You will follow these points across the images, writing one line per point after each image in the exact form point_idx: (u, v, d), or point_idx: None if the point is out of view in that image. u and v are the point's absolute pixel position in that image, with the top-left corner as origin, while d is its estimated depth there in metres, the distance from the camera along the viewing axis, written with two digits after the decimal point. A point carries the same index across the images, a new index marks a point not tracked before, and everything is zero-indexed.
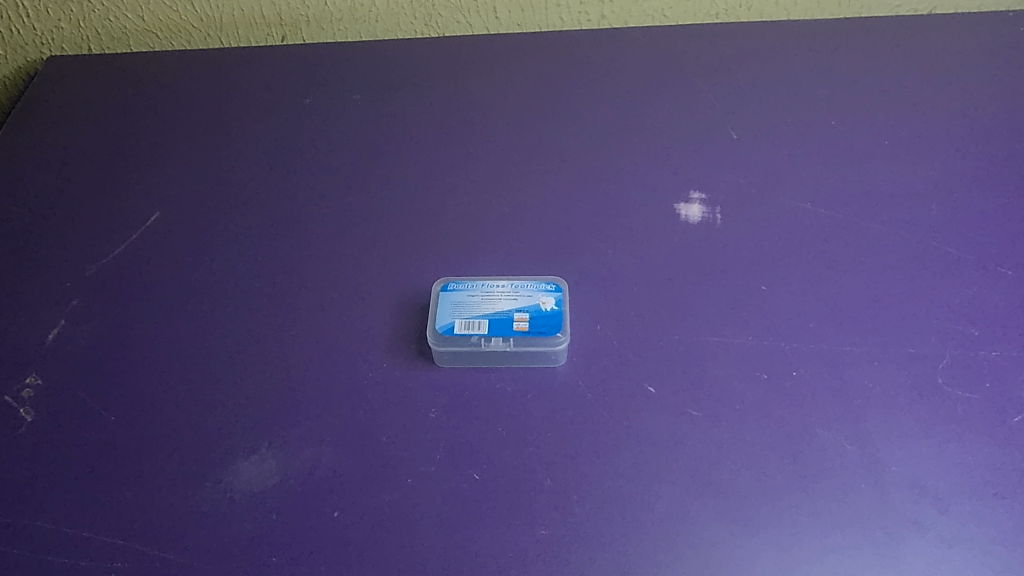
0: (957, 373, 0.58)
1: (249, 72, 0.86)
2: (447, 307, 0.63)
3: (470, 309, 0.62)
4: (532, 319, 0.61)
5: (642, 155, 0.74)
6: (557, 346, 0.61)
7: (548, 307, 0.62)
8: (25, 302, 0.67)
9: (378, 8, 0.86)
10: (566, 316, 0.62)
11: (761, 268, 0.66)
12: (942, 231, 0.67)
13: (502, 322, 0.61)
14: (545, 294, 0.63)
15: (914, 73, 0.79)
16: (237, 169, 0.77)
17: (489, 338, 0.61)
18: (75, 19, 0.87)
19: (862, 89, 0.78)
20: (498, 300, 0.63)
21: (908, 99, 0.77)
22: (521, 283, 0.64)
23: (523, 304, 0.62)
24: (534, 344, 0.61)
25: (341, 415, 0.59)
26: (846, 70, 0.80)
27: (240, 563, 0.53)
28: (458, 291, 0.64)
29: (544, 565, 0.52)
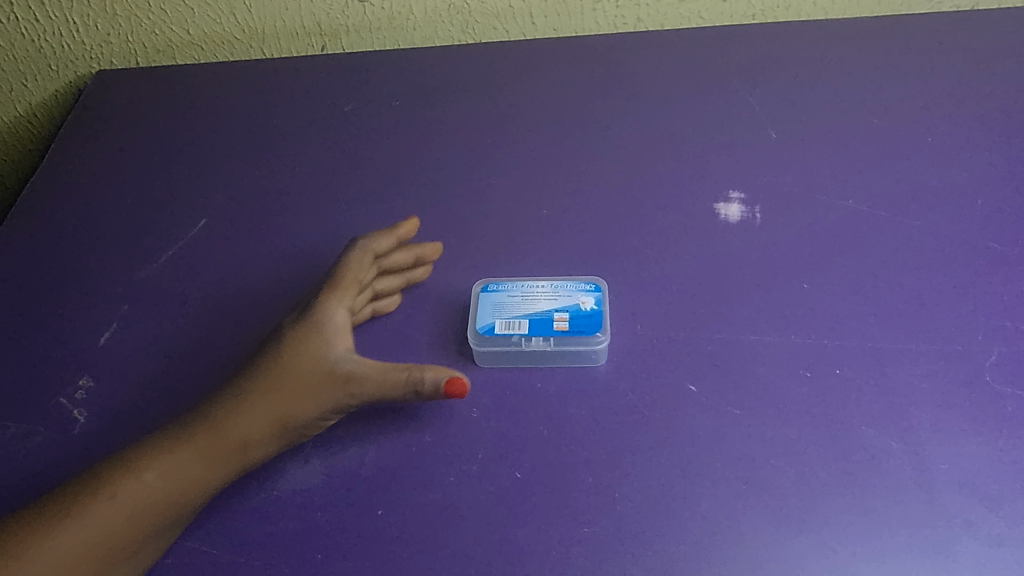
0: (1005, 370, 0.57)
1: (291, 82, 0.87)
2: (484, 308, 0.64)
3: (510, 309, 0.63)
4: (571, 318, 0.62)
5: (680, 157, 0.74)
6: (596, 344, 0.61)
7: (586, 306, 0.63)
8: (77, 309, 0.69)
9: (416, 16, 0.87)
10: (605, 316, 0.62)
11: (804, 266, 0.65)
12: (990, 227, 0.65)
13: (542, 322, 0.62)
14: (584, 294, 0.64)
15: (955, 69, 0.78)
16: (281, 177, 0.78)
17: (530, 338, 0.62)
18: (123, 32, 0.89)
19: (903, 88, 0.77)
20: (538, 301, 0.64)
21: (949, 95, 0.76)
22: (561, 284, 0.65)
23: (563, 304, 0.63)
24: (573, 343, 0.61)
25: (384, 418, 0.61)
26: (888, 68, 0.79)
27: (286, 560, 0.54)
28: (497, 291, 0.65)
29: (584, 564, 0.52)
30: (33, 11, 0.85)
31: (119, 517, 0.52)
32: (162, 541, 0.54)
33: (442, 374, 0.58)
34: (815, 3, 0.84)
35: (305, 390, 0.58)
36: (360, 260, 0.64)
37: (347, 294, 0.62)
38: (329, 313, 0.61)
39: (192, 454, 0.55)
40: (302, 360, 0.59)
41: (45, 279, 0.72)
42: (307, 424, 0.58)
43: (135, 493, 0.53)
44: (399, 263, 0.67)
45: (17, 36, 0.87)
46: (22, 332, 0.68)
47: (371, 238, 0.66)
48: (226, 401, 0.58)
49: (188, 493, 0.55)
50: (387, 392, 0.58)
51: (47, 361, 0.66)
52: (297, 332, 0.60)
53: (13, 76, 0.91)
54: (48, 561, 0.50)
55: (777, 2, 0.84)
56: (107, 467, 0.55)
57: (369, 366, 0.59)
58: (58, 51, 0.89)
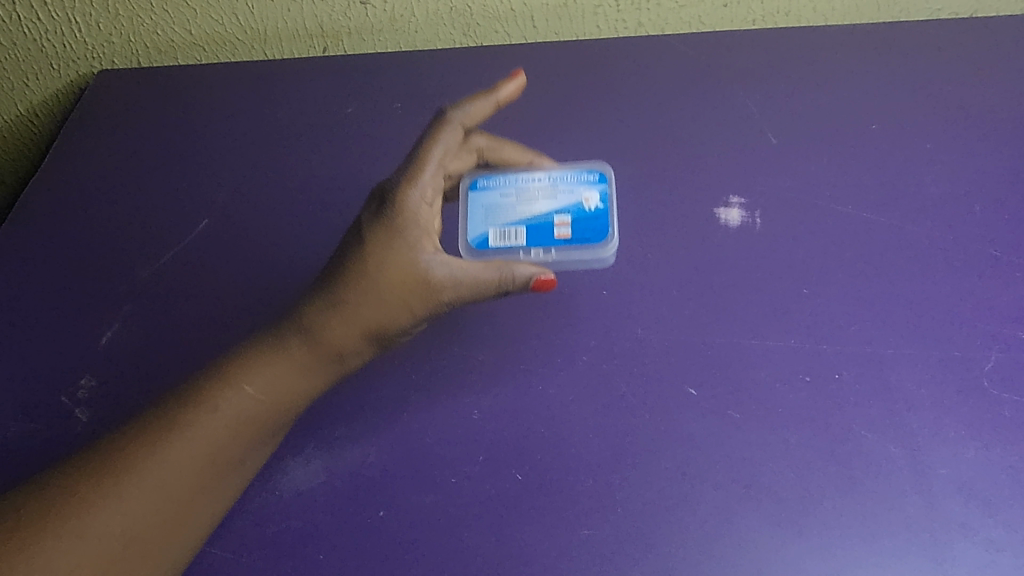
0: (1001, 375, 0.59)
1: (291, 82, 0.86)
2: (481, 212, 0.69)
3: (509, 216, 0.68)
4: (575, 221, 0.68)
5: (681, 161, 0.74)
6: (604, 251, 0.67)
7: (590, 205, 0.68)
8: (85, 314, 0.71)
9: (418, 19, 0.86)
10: (610, 215, 0.68)
11: (804, 271, 0.65)
12: (990, 232, 0.66)
13: (545, 228, 0.67)
14: (586, 189, 0.69)
15: (961, 66, 0.77)
16: (282, 177, 0.78)
17: (533, 247, 0.68)
18: (124, 32, 0.87)
19: (907, 88, 0.76)
20: (538, 202, 0.69)
21: (954, 96, 0.75)
22: (561, 178, 0.70)
23: (565, 205, 0.68)
24: (578, 250, 0.67)
25: (387, 421, 0.62)
26: (893, 66, 0.78)
27: (299, 563, 0.56)
28: (494, 192, 0.69)
29: (591, 566, 0.54)
30: (35, 9, 0.84)
31: (224, 425, 0.55)
32: (265, 444, 0.57)
33: (537, 270, 0.60)
34: (814, 10, 0.82)
35: (397, 300, 0.58)
36: (445, 133, 0.64)
37: (430, 172, 0.62)
38: (414, 200, 0.61)
39: (287, 365, 0.57)
40: (388, 266, 0.58)
41: (54, 288, 0.73)
42: (396, 330, 0.59)
43: (229, 408, 0.55)
44: (515, 159, 0.71)
45: (18, 35, 0.86)
46: (31, 337, 0.70)
47: (468, 102, 0.66)
48: (313, 306, 0.59)
49: (282, 402, 0.57)
50: (479, 292, 0.60)
51: (52, 363, 0.68)
52: (382, 230, 0.59)
53: (15, 75, 0.90)
54: (159, 473, 0.52)
55: (777, 7, 0.82)
56: (201, 382, 0.56)
57: (459, 267, 0.59)
58: (59, 51, 0.88)
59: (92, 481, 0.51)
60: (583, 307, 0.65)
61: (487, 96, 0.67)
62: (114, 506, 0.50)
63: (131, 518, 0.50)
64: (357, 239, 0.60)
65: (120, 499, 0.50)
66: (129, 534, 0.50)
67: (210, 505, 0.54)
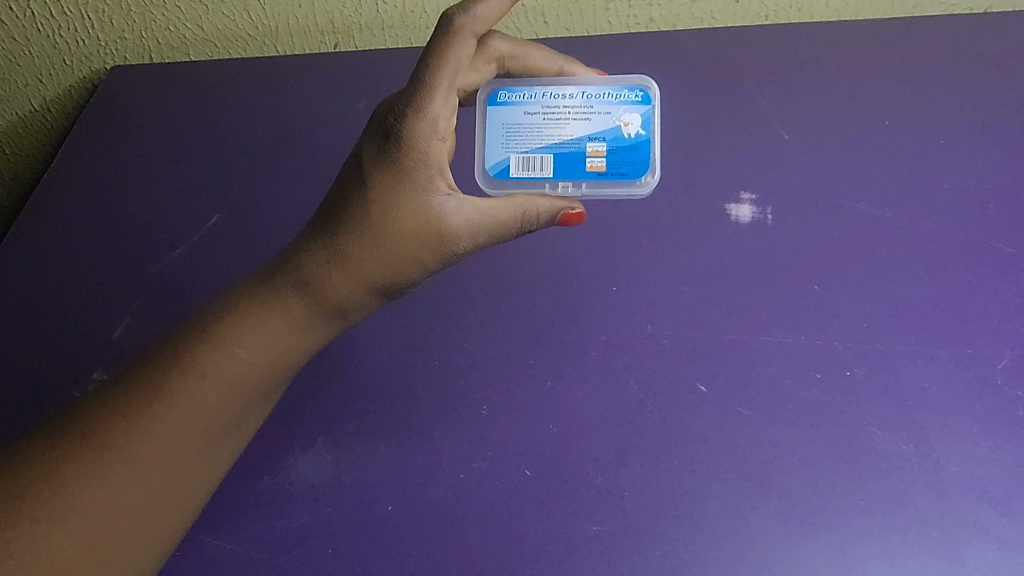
0: (1016, 374, 0.59)
1: (296, 79, 0.82)
2: (504, 134, 0.60)
3: (534, 142, 0.60)
4: (611, 149, 0.59)
5: (694, 146, 0.71)
6: (639, 188, 0.59)
7: (630, 131, 0.59)
8: (99, 310, 0.72)
9: (428, 15, 0.78)
10: (651, 144, 0.59)
11: (817, 267, 0.64)
12: (1010, 227, 0.64)
13: (575, 158, 0.59)
14: (625, 110, 0.59)
15: (999, 38, 0.71)
16: (289, 172, 0.78)
17: (558, 182, 0.60)
18: (137, 29, 0.84)
19: (938, 64, 0.71)
20: (568, 123, 0.60)
21: (986, 74, 0.70)
22: (597, 94, 0.60)
23: (600, 131, 0.59)
24: (611, 186, 0.60)
25: (396, 417, 0.62)
26: (925, 43, 0.72)
27: (315, 558, 0.58)
28: (517, 109, 0.60)
29: (607, 564, 0.56)
30: (48, 7, 0.80)
31: (217, 391, 0.50)
32: (260, 407, 0.53)
33: (568, 203, 0.56)
34: (828, 5, 0.73)
35: (407, 251, 0.53)
36: (456, 47, 0.52)
37: (439, 97, 0.52)
38: (421, 131, 0.51)
39: (283, 325, 0.53)
40: (396, 216, 0.52)
41: (68, 286, 0.74)
42: (404, 281, 0.54)
43: (221, 373, 0.50)
44: (541, 67, 0.62)
45: (32, 32, 0.83)
46: (46, 334, 0.71)
47: (480, 2, 0.53)
48: (311, 258, 0.53)
49: (277, 363, 0.53)
50: (499, 235, 0.55)
51: (65, 357, 0.70)
52: (387, 172, 0.52)
53: (28, 71, 0.87)
54: (147, 447, 0.48)
55: (791, 2, 0.73)
56: (186, 343, 0.51)
57: (476, 209, 0.54)
58: (72, 47, 0.85)
59: (69, 459, 0.46)
60: (592, 304, 0.65)
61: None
62: (96, 483, 0.46)
63: (120, 495, 0.46)
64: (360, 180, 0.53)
65: (105, 478, 0.46)
66: (118, 514, 0.46)
67: (203, 476, 0.50)
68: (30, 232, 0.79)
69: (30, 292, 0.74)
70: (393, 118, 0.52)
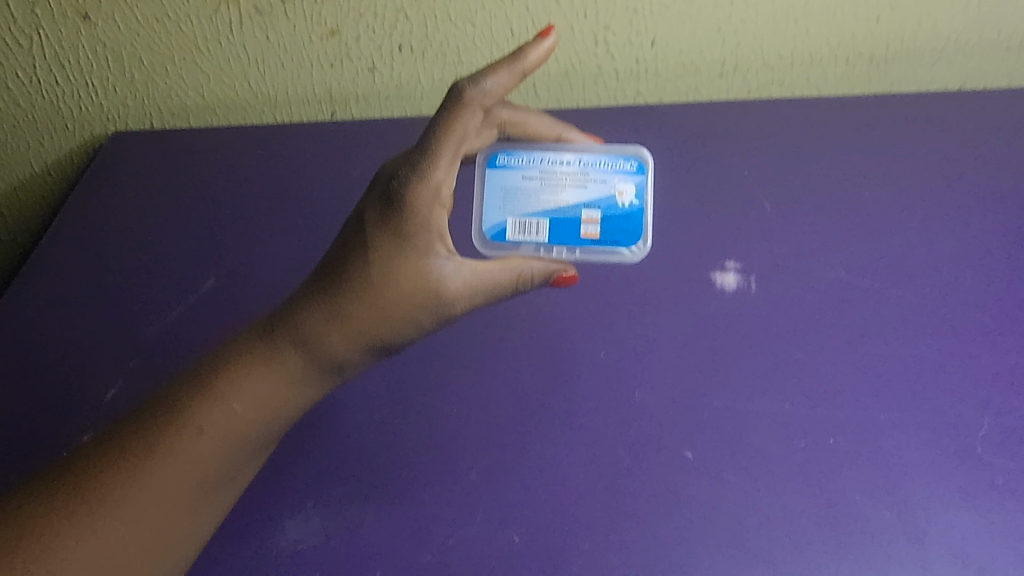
0: (997, 442, 0.60)
1: (292, 145, 0.83)
2: (502, 197, 0.62)
3: (531, 207, 0.62)
4: (606, 217, 0.61)
5: (680, 216, 0.73)
6: (628, 257, 0.62)
7: (624, 200, 0.61)
8: (95, 372, 0.73)
9: (424, 85, 0.80)
10: (644, 215, 0.61)
11: (801, 335, 0.66)
12: (988, 297, 0.66)
13: (571, 224, 0.61)
14: (620, 179, 0.61)
15: (974, 113, 0.74)
16: (284, 236, 0.79)
17: (553, 246, 0.62)
18: (139, 95, 0.86)
19: (916, 140, 0.73)
20: (565, 190, 0.61)
21: (962, 149, 0.72)
22: (594, 162, 0.62)
23: (596, 199, 0.61)
24: (602, 252, 0.62)
25: (387, 481, 0.63)
26: (903, 117, 0.74)
27: None
28: (516, 173, 0.62)
29: None
30: (53, 73, 0.83)
31: (213, 447, 0.50)
32: (255, 460, 0.54)
33: (559, 266, 0.58)
34: (808, 79, 0.76)
35: (407, 311, 0.54)
36: (461, 118, 0.53)
37: (443, 167, 0.53)
38: (424, 198, 0.53)
39: (280, 381, 0.53)
40: (397, 277, 0.53)
41: (64, 348, 0.75)
42: (402, 340, 0.55)
43: (218, 429, 0.51)
44: (542, 132, 0.62)
45: (37, 98, 0.86)
46: (41, 396, 0.72)
47: (490, 75, 0.53)
48: (310, 315, 0.53)
49: (274, 418, 0.53)
50: (495, 296, 0.57)
51: (57, 419, 0.71)
52: (389, 236, 0.53)
53: (30, 134, 0.89)
54: (141, 502, 0.48)
55: (771, 78, 0.76)
56: (184, 397, 0.51)
57: (474, 272, 0.55)
58: (74, 112, 0.87)
59: (64, 512, 0.46)
60: (580, 369, 0.66)
61: (512, 68, 0.54)
62: (90, 537, 0.46)
63: (113, 551, 0.47)
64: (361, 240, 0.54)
65: (98, 532, 0.46)
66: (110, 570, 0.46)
67: (196, 529, 0.51)
68: (27, 294, 0.80)
69: (27, 354, 0.75)
70: (396, 183, 0.53)
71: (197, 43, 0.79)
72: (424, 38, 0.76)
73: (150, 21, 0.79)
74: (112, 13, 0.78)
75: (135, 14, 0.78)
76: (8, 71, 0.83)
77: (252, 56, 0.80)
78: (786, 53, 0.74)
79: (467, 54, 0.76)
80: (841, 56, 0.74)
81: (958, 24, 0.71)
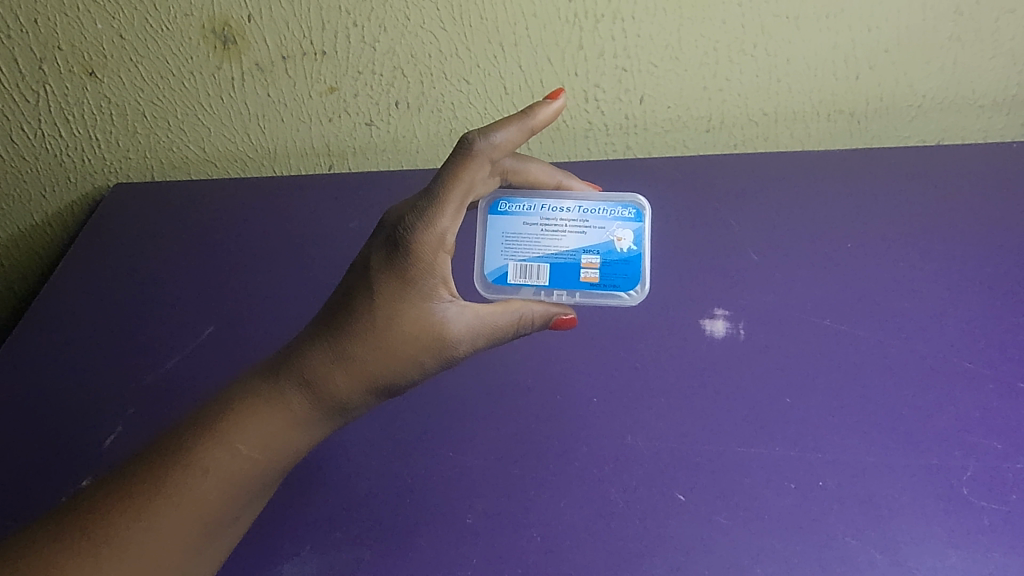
0: (981, 484, 0.61)
1: (292, 199, 0.86)
2: (503, 242, 0.64)
3: (531, 252, 0.63)
4: (604, 263, 0.63)
5: (670, 265, 0.75)
6: (626, 300, 0.64)
7: (623, 246, 0.63)
8: (94, 419, 0.74)
9: (419, 140, 0.82)
10: (641, 261, 0.63)
11: (789, 381, 0.67)
12: (970, 343, 0.68)
13: (570, 269, 0.63)
14: (619, 226, 0.63)
15: (951, 168, 0.76)
16: (283, 285, 0.81)
17: (552, 290, 0.63)
18: (141, 150, 0.87)
19: (895, 195, 0.76)
20: (565, 236, 0.63)
21: (939, 204, 0.75)
22: (593, 209, 0.64)
23: (595, 245, 0.63)
24: (601, 295, 0.64)
25: (383, 525, 0.64)
26: (882, 175, 0.77)
27: None
28: (516, 218, 0.64)
29: None
30: (57, 127, 0.84)
31: (216, 486, 0.52)
32: (257, 499, 0.55)
33: (558, 311, 0.61)
34: (792, 135, 0.79)
35: (410, 353, 0.55)
36: (469, 169, 0.55)
37: (449, 214, 0.54)
38: (429, 245, 0.54)
39: (284, 421, 0.54)
40: (401, 320, 0.55)
41: (64, 395, 0.76)
42: (404, 381, 0.57)
43: (221, 469, 0.52)
44: (541, 180, 0.65)
45: (40, 151, 0.86)
46: (41, 443, 0.73)
47: (501, 130, 0.56)
48: (316, 356, 0.55)
49: (277, 458, 0.54)
50: (495, 338, 0.58)
51: (55, 466, 0.71)
52: (393, 280, 0.55)
53: (32, 187, 0.90)
54: (143, 539, 0.49)
55: (756, 133, 0.79)
56: (188, 437, 0.53)
57: (476, 315, 0.57)
58: (77, 165, 0.89)
59: (67, 547, 0.48)
60: (574, 415, 0.67)
61: (521, 125, 0.57)
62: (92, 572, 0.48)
63: None
64: (366, 284, 0.55)
65: (100, 569, 0.48)
66: None
67: (196, 565, 0.52)
68: (29, 343, 0.81)
69: (27, 402, 0.76)
70: (402, 229, 0.55)
71: (200, 99, 0.81)
72: (421, 95, 0.78)
73: (154, 78, 0.79)
74: (118, 70, 0.79)
75: (139, 72, 0.79)
76: (12, 125, 0.84)
77: (253, 112, 0.81)
78: (770, 110, 0.76)
79: (462, 110, 0.78)
80: (822, 113, 0.76)
81: (933, 83, 0.73)
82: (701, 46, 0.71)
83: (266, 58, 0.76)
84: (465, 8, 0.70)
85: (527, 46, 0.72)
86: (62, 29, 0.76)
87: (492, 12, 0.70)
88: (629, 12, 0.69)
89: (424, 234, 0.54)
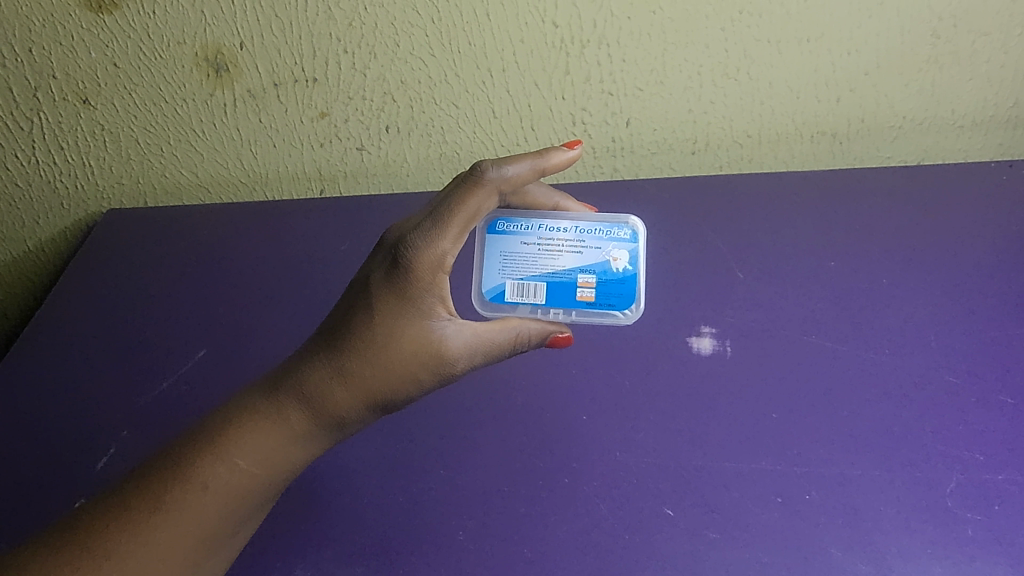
0: (965, 495, 0.62)
1: (284, 223, 0.87)
2: (501, 261, 0.65)
3: (528, 271, 0.64)
4: (600, 282, 0.63)
5: (658, 284, 0.76)
6: (622, 319, 0.64)
7: (618, 266, 0.63)
8: (87, 440, 0.74)
9: (410, 164, 0.84)
10: (637, 281, 0.63)
11: (776, 396, 0.68)
12: (953, 359, 0.69)
13: (566, 288, 0.64)
14: (614, 246, 0.63)
15: (931, 191, 0.78)
16: (276, 306, 0.82)
17: (549, 309, 0.64)
18: (135, 176, 0.88)
19: (877, 216, 0.78)
20: (561, 256, 0.64)
21: (921, 224, 0.77)
22: (590, 229, 0.64)
23: (591, 264, 0.64)
24: (598, 314, 0.64)
25: (376, 542, 0.64)
26: (863, 198, 0.79)
27: None
28: (513, 238, 0.65)
29: None
30: (52, 154, 0.85)
31: (214, 502, 0.52)
32: (254, 515, 0.55)
33: (555, 327, 0.62)
34: (776, 157, 0.80)
35: (409, 371, 0.56)
36: (474, 196, 0.56)
37: (451, 236, 0.56)
38: (428, 265, 0.55)
39: (282, 437, 0.55)
40: (400, 338, 0.55)
41: (56, 417, 0.76)
42: (403, 398, 0.57)
43: (219, 484, 0.53)
44: (539, 202, 0.65)
45: (34, 177, 0.87)
46: (34, 465, 0.73)
47: (513, 164, 0.57)
48: (315, 372, 0.55)
49: (275, 474, 0.55)
50: (493, 356, 0.59)
51: (49, 488, 0.72)
52: (393, 298, 0.55)
53: (26, 215, 0.91)
54: (141, 554, 0.50)
55: (741, 155, 0.80)
56: (185, 452, 0.53)
57: (474, 333, 0.58)
58: (71, 192, 0.89)
59: (65, 565, 0.49)
60: (565, 432, 0.68)
61: (534, 165, 0.59)
62: None
63: None
64: (365, 302, 0.56)
65: None
66: None
67: None
68: (23, 367, 0.81)
69: (20, 424, 0.76)
70: (403, 248, 0.56)
71: (193, 125, 0.82)
72: (410, 120, 0.79)
73: (148, 105, 0.80)
74: (112, 97, 0.80)
75: (133, 99, 0.80)
76: (6, 153, 0.84)
77: (246, 138, 0.82)
78: (754, 132, 0.78)
79: (451, 134, 0.80)
80: (805, 134, 0.78)
81: (913, 104, 0.75)
82: (685, 69, 0.72)
83: (258, 85, 0.77)
84: (453, 35, 0.71)
85: (515, 72, 0.74)
86: (57, 58, 0.77)
87: (481, 39, 0.71)
88: (614, 38, 0.70)
89: (425, 254, 0.55)
